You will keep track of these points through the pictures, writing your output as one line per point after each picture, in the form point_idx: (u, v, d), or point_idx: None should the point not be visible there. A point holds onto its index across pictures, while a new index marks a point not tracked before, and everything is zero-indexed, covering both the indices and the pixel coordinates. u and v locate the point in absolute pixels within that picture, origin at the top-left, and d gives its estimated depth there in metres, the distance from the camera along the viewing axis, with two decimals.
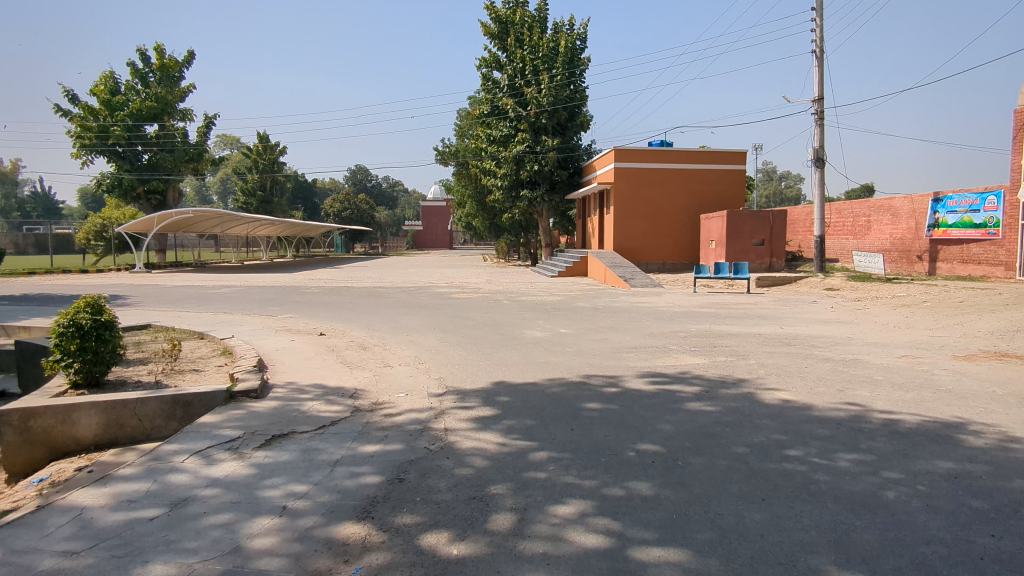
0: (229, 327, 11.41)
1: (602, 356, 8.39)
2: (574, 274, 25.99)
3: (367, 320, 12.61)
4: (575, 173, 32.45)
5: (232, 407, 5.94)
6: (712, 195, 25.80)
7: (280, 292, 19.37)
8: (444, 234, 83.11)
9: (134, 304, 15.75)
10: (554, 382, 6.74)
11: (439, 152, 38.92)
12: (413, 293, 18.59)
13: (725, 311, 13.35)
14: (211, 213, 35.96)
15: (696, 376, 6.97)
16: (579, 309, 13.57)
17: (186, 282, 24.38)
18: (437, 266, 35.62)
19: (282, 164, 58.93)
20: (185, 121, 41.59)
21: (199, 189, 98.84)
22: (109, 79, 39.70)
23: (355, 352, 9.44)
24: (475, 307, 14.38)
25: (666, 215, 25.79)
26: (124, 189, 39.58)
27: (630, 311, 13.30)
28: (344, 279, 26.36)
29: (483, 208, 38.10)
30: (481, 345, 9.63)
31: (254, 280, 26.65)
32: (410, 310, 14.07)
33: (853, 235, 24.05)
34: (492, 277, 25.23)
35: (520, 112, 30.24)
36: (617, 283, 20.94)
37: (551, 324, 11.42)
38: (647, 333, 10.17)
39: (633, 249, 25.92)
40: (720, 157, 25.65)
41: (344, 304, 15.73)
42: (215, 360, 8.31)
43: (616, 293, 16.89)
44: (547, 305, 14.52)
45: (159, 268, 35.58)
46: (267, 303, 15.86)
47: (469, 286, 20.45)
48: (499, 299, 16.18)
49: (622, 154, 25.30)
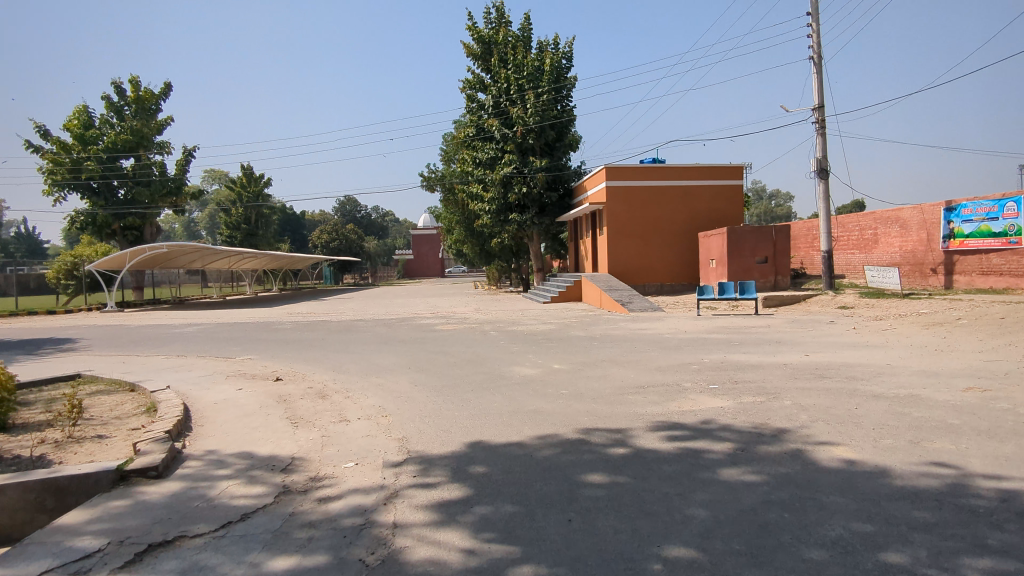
0: (173, 376, 9.95)
1: (604, 399, 6.93)
2: (567, 299, 24.62)
3: (334, 360, 11.14)
4: (566, 194, 31.33)
5: (114, 497, 4.46)
6: (710, 212, 24.62)
7: (250, 329, 17.93)
8: (436, 262, 82.02)
9: (83, 348, 14.31)
10: (545, 442, 5.28)
11: (424, 178, 37.75)
12: (394, 326, 17.18)
13: (736, 337, 11.98)
14: (188, 248, 34.59)
15: (725, 427, 5.52)
16: (573, 340, 12.16)
17: (155, 321, 22.87)
18: (425, 296, 34.21)
19: (266, 196, 57.83)
20: (162, 154, 40.46)
21: (188, 225, 97.76)
22: (82, 113, 38.56)
23: (310, 402, 7.96)
24: (458, 341, 12.96)
25: (663, 236, 24.55)
26: (99, 225, 38.18)
27: (631, 340, 11.89)
28: (325, 312, 24.91)
29: (472, 233, 36.85)
30: (458, 388, 8.19)
31: (229, 316, 25.14)
32: (385, 346, 12.64)
33: (860, 249, 22.88)
34: (480, 306, 23.83)
35: (506, 133, 29.15)
36: (613, 308, 19.57)
37: (543, 359, 9.97)
38: (654, 368, 8.71)
39: (628, 271, 24.60)
40: (716, 172, 24.54)
41: (315, 341, 14.28)
42: (132, 421, 6.81)
43: (615, 320, 15.50)
44: (538, 336, 13.10)
45: (135, 306, 34.12)
46: (231, 343, 14.39)
47: (456, 317, 19.06)
48: (485, 331, 14.76)
49: (614, 172, 24.15)
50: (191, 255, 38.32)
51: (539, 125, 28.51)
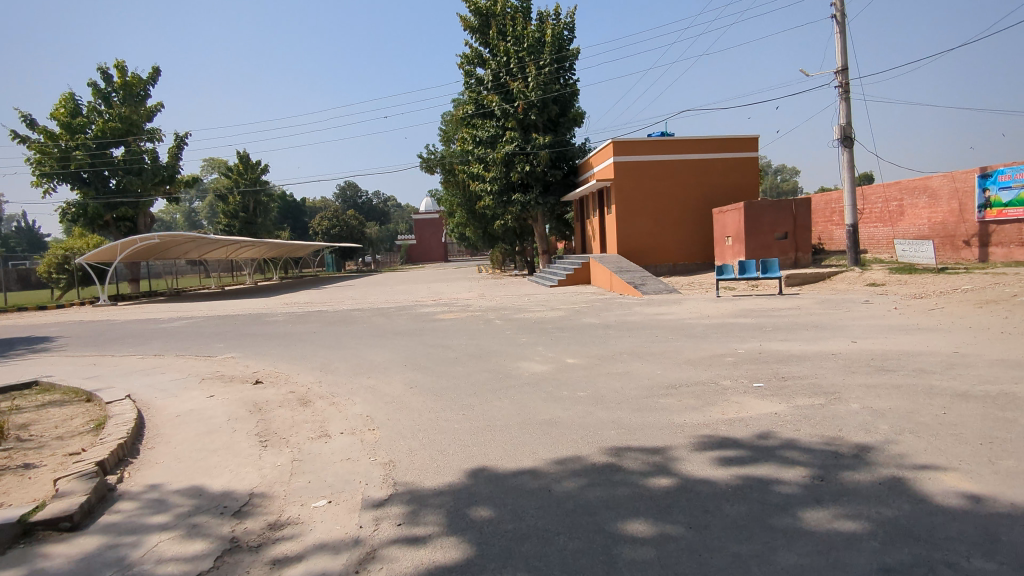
0: (142, 381, 8.90)
1: (630, 405, 5.82)
2: (576, 282, 23.47)
3: (322, 358, 10.05)
4: (571, 173, 30.04)
5: (9, 562, 3.41)
6: (723, 187, 23.36)
7: (240, 323, 16.89)
8: (439, 247, 80.87)
9: (58, 348, 13.30)
10: (566, 471, 4.18)
11: (423, 159, 36.47)
12: (392, 316, 16.12)
13: (767, 321, 10.83)
14: (182, 238, 33.54)
15: (790, 444, 4.41)
16: (587, 329, 11.05)
17: (144, 315, 21.88)
18: (427, 282, 33.11)
19: (264, 183, 56.60)
20: (153, 141, 39.30)
21: (188, 215, 96.68)
22: (69, 101, 37.35)
23: (288, 412, 6.90)
24: (459, 332, 11.87)
25: (675, 213, 23.33)
26: (90, 217, 37.18)
27: (650, 328, 10.76)
28: (322, 301, 23.86)
29: (474, 216, 35.66)
30: (459, 391, 7.10)
31: (223, 307, 24.14)
32: (380, 340, 11.56)
33: (884, 222, 21.64)
34: (484, 291, 22.73)
35: (507, 109, 27.87)
36: (625, 291, 18.44)
37: (555, 353, 8.87)
38: (683, 362, 7.58)
39: (639, 251, 23.41)
40: (729, 144, 23.25)
41: (306, 335, 13.19)
42: (72, 444, 5.64)
43: (629, 305, 14.35)
44: (547, 324, 12.00)
45: (130, 299, 33.23)
46: (216, 339, 13.32)
47: (458, 304, 17.96)
48: (489, 320, 13.64)
49: (622, 147, 22.91)
50: (186, 246, 37.33)
51: (541, 100, 27.18)
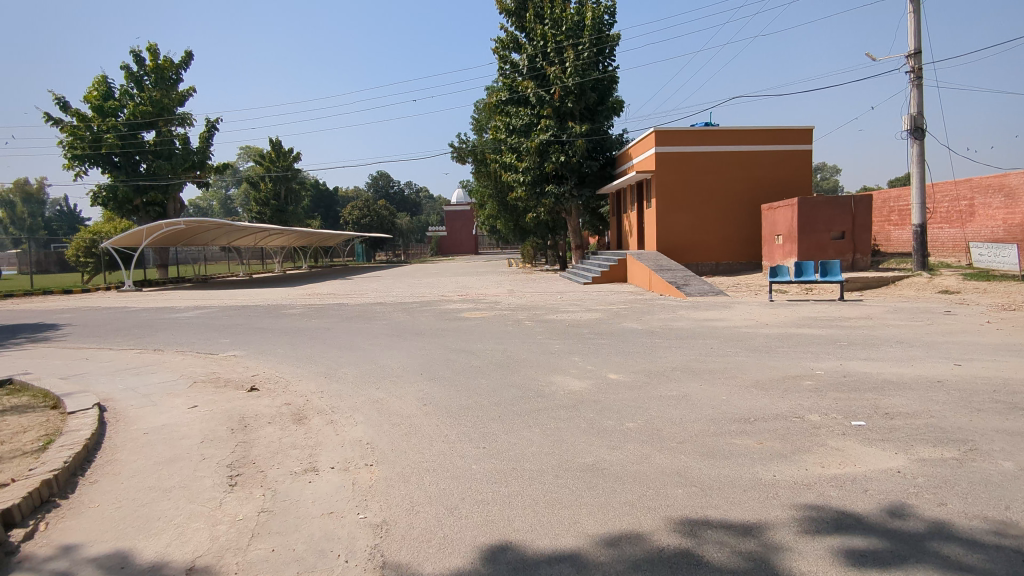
0: (126, 384, 7.94)
1: (695, 448, 4.54)
2: (611, 279, 22.11)
3: (329, 361, 8.97)
4: (608, 164, 28.58)
5: None
6: (774, 182, 21.69)
7: (256, 314, 16.01)
8: (469, 239, 79.82)
9: (60, 338, 12.53)
10: (624, 563, 2.92)
11: (454, 149, 35.37)
12: (414, 312, 15.03)
13: (838, 333, 9.37)
14: (209, 225, 33.05)
15: (942, 531, 3.08)
16: (627, 336, 9.75)
17: (163, 303, 21.26)
18: (455, 275, 32.08)
19: (296, 171, 56.04)
20: (184, 126, 39.07)
21: (223, 201, 97.39)
22: (102, 84, 37.41)
23: (277, 433, 5.78)
24: (484, 334, 10.71)
25: (720, 208, 21.76)
26: (120, 201, 37.12)
27: (701, 337, 9.41)
28: (345, 293, 22.96)
29: (505, 208, 34.48)
30: (480, 413, 5.90)
31: (244, 296, 23.43)
32: (397, 341, 10.44)
33: (952, 224, 19.78)
34: (513, 287, 21.56)
35: (542, 96, 26.57)
36: (666, 291, 17.04)
37: (593, 366, 7.61)
38: (750, 386, 6.25)
39: (680, 249, 21.94)
40: (781, 136, 21.58)
41: (319, 331, 12.19)
42: (4, 469, 4.60)
43: (673, 308, 13.01)
44: (583, 328, 10.73)
45: (155, 285, 32.96)
46: (224, 333, 12.40)
47: (485, 300, 16.79)
48: (519, 320, 12.45)
49: (664, 137, 21.45)
50: (214, 232, 37.02)
51: (579, 87, 25.78)
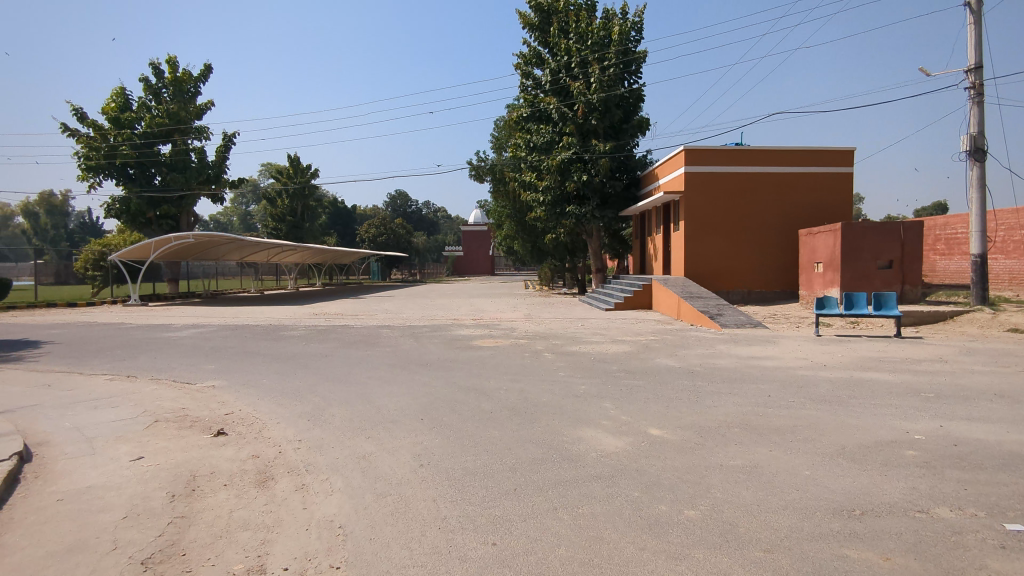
0: (76, 422, 6.74)
1: (793, 564, 3.19)
2: (635, 306, 20.74)
3: (318, 398, 7.72)
4: (632, 185, 27.34)
5: None
6: (811, 205, 20.28)
7: (254, 335, 14.88)
8: (485, 260, 78.71)
9: (34, 358, 11.45)
10: None
11: (472, 167, 34.40)
12: (423, 337, 13.79)
13: (916, 378, 7.93)
14: (219, 240, 32.22)
15: None
16: (665, 376, 8.40)
17: (163, 319, 20.23)
18: (469, 297, 30.88)
19: (313, 187, 55.67)
20: (201, 139, 38.62)
21: (243, 217, 97.83)
22: (121, 95, 37.21)
23: (229, 503, 4.52)
24: (499, 367, 9.41)
25: (753, 233, 20.39)
26: (132, 213, 36.64)
27: (752, 380, 8.05)
28: (353, 314, 21.81)
29: (523, 228, 33.36)
30: (489, 484, 4.58)
31: (248, 314, 22.37)
32: (399, 373, 9.18)
33: (1010, 255, 18.18)
34: (531, 312, 20.27)
35: (565, 113, 25.52)
36: (697, 321, 15.64)
37: (630, 419, 6.27)
38: (836, 457, 4.87)
39: (709, 275, 20.54)
40: (819, 157, 20.23)
41: (315, 358, 10.97)
42: None
43: (710, 342, 11.63)
44: (612, 364, 9.40)
45: (163, 300, 32.13)
46: (212, 357, 11.22)
47: (500, 326, 15.51)
48: (538, 351, 11.13)
49: (694, 156, 20.22)
50: (226, 247, 36.30)
51: (604, 104, 24.70)
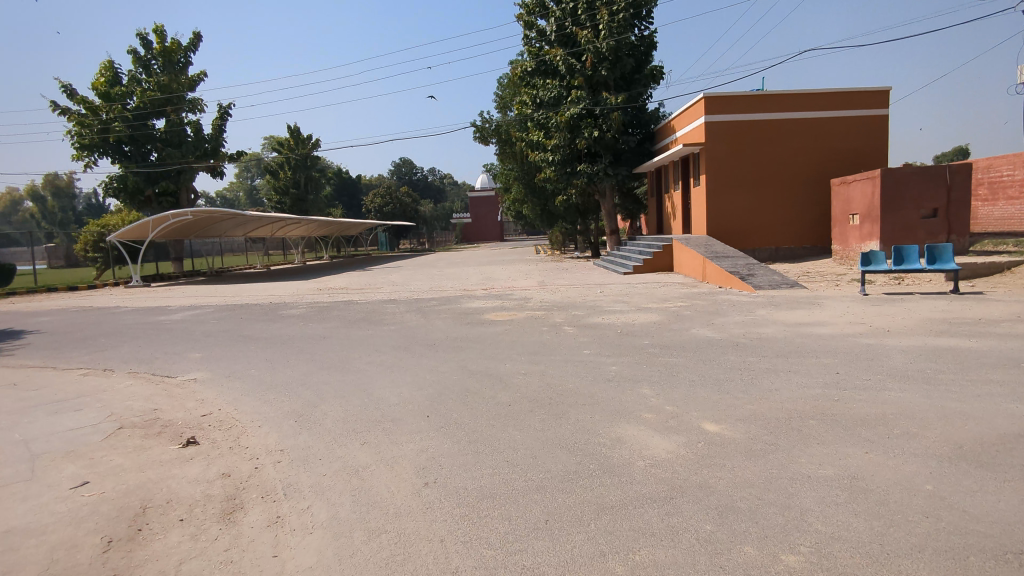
0: (27, 433, 5.79)
1: None
2: (655, 268, 19.55)
3: (310, 392, 6.72)
4: (646, 140, 25.90)
5: None
6: (843, 153, 18.84)
7: (251, 316, 13.90)
8: (494, 225, 77.27)
9: (10, 351, 10.52)
10: None
11: (476, 128, 32.94)
12: (431, 312, 12.77)
13: (1003, 343, 6.78)
14: (219, 216, 31.14)
15: None
16: (707, 351, 7.30)
17: (160, 301, 19.28)
18: (479, 265, 29.76)
19: (315, 158, 54.26)
20: (195, 112, 37.38)
21: (250, 192, 96.95)
22: (109, 69, 35.87)
23: (181, 548, 3.53)
24: (516, 346, 8.35)
25: (780, 185, 19.06)
26: (130, 191, 35.59)
27: (810, 353, 6.93)
28: (359, 288, 20.82)
29: (532, 191, 32.06)
30: (512, 516, 3.55)
31: (249, 292, 21.40)
32: (404, 356, 8.16)
33: None
34: (545, 279, 19.16)
35: (573, 65, 24.00)
36: (726, 283, 14.44)
37: (678, 411, 5.20)
38: (958, 461, 3.79)
39: (734, 232, 19.26)
40: (851, 100, 18.72)
41: (313, 341, 9.98)
42: None
43: (748, 307, 10.48)
44: (643, 338, 8.32)
45: (166, 280, 31.29)
46: (200, 343, 10.24)
47: (513, 296, 14.44)
48: (557, 325, 10.06)
49: (715, 104, 18.76)
50: (228, 223, 35.32)
51: (614, 53, 23.17)
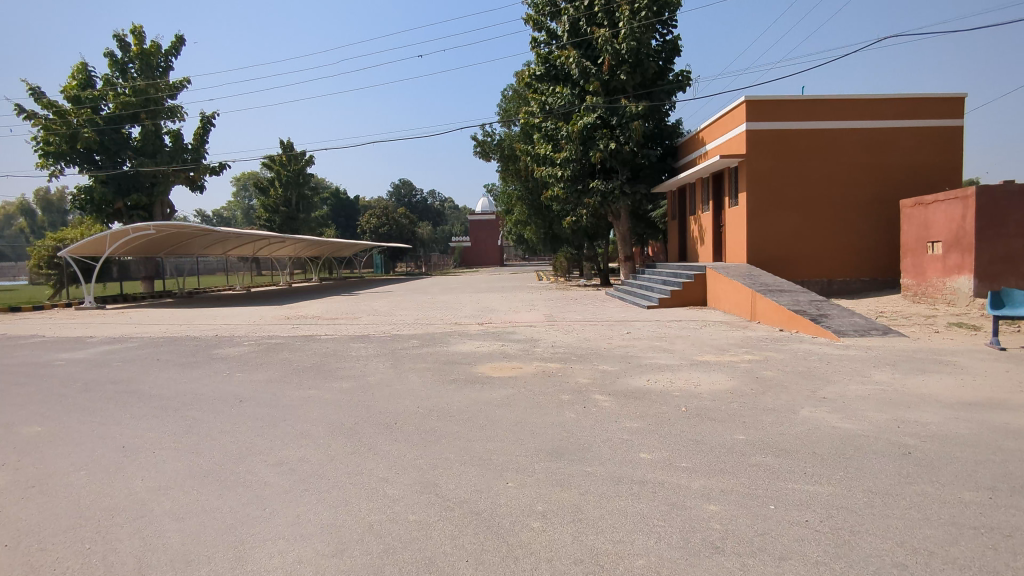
0: None
1: None
2: (685, 301, 16.38)
3: (135, 547, 3.51)
4: (667, 156, 23.03)
5: None
6: (909, 169, 15.88)
7: (176, 356, 10.69)
8: (494, 250, 74.37)
9: None
10: None
11: (477, 143, 30.26)
12: (407, 358, 9.58)
13: None
14: (189, 232, 28.02)
15: None
16: (867, 468, 4.11)
17: (92, 330, 15.99)
18: (476, 291, 26.59)
19: (308, 175, 51.37)
20: (174, 120, 34.59)
21: (246, 212, 94.88)
22: (82, 72, 33.16)
23: None
24: (523, 435, 5.15)
25: (834, 206, 16.07)
26: (97, 204, 32.57)
27: None
28: (334, 317, 17.64)
29: (537, 211, 29.13)
30: None
31: (206, 320, 18.20)
32: (341, 452, 4.95)
33: None
34: (553, 313, 16.02)
35: (587, 68, 21.23)
36: (790, 324, 11.24)
37: None
38: None
39: (779, 260, 16.17)
40: (920, 108, 15.79)
41: (222, 407, 6.75)
42: None
43: (855, 369, 7.30)
44: (732, 428, 5.10)
45: (127, 301, 27.99)
46: (61, 406, 7.00)
47: (516, 337, 11.29)
48: (584, 388, 6.85)
49: (759, 109, 15.85)
50: (203, 240, 32.21)
51: (635, 54, 20.40)
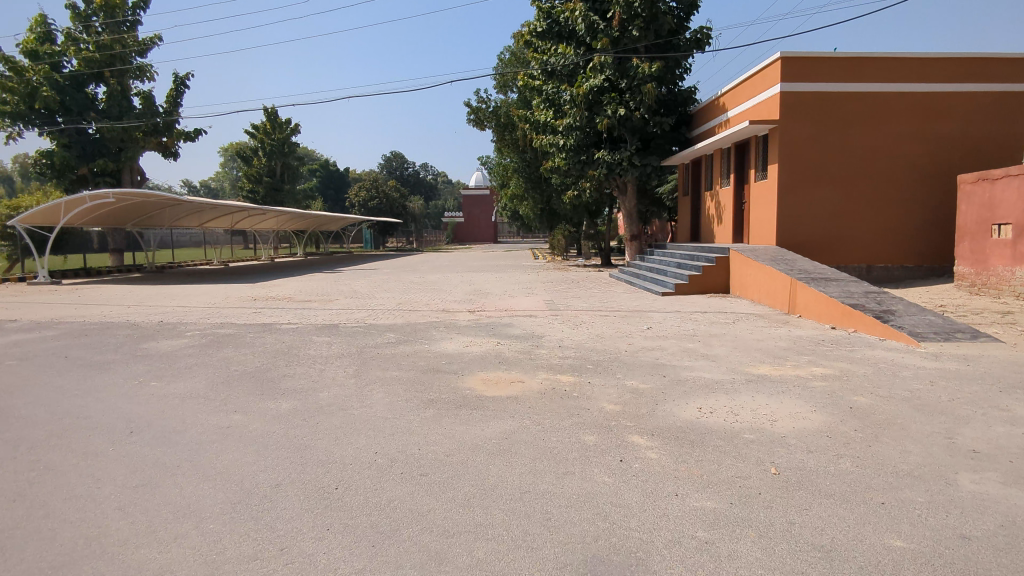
0: None
1: None
2: (704, 287, 14.38)
3: None
4: (679, 124, 20.93)
5: None
6: (965, 140, 13.84)
7: (91, 351, 8.61)
8: (488, 226, 72.08)
9: None
10: None
11: (471, 110, 27.92)
12: (377, 362, 7.54)
13: None
14: (155, 202, 25.68)
15: None
16: None
17: (22, 312, 13.82)
18: (468, 271, 24.51)
19: (293, 144, 48.71)
20: (143, 79, 31.97)
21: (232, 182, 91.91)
22: (42, 26, 30.40)
23: None
24: (533, 530, 3.17)
25: (877, 183, 14.06)
26: (59, 169, 30.06)
27: None
28: (305, 299, 15.54)
29: (534, 185, 27.00)
30: None
31: (160, 300, 16.06)
32: (230, 565, 2.95)
33: None
34: (555, 299, 13.98)
35: (596, 23, 18.94)
36: (845, 321, 9.26)
37: None
38: None
39: (813, 243, 14.19)
40: (982, 71, 13.71)
41: (97, 445, 4.73)
42: None
43: (978, 395, 5.37)
44: (873, 523, 3.14)
45: (89, 276, 25.70)
46: None
47: (514, 332, 9.26)
48: (612, 422, 4.86)
49: (796, 68, 13.73)
50: (175, 211, 29.88)
51: (649, 8, 18.16)
